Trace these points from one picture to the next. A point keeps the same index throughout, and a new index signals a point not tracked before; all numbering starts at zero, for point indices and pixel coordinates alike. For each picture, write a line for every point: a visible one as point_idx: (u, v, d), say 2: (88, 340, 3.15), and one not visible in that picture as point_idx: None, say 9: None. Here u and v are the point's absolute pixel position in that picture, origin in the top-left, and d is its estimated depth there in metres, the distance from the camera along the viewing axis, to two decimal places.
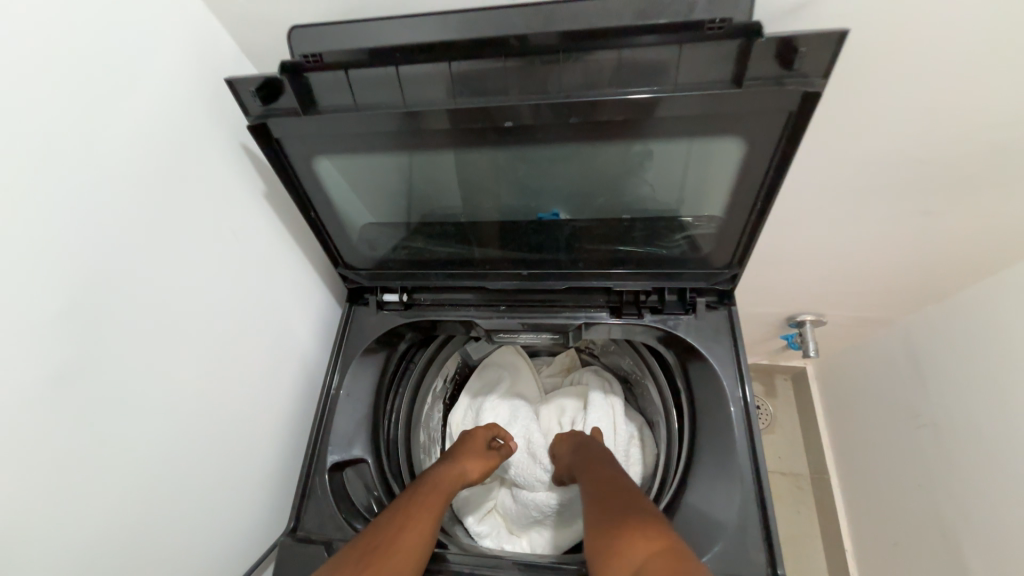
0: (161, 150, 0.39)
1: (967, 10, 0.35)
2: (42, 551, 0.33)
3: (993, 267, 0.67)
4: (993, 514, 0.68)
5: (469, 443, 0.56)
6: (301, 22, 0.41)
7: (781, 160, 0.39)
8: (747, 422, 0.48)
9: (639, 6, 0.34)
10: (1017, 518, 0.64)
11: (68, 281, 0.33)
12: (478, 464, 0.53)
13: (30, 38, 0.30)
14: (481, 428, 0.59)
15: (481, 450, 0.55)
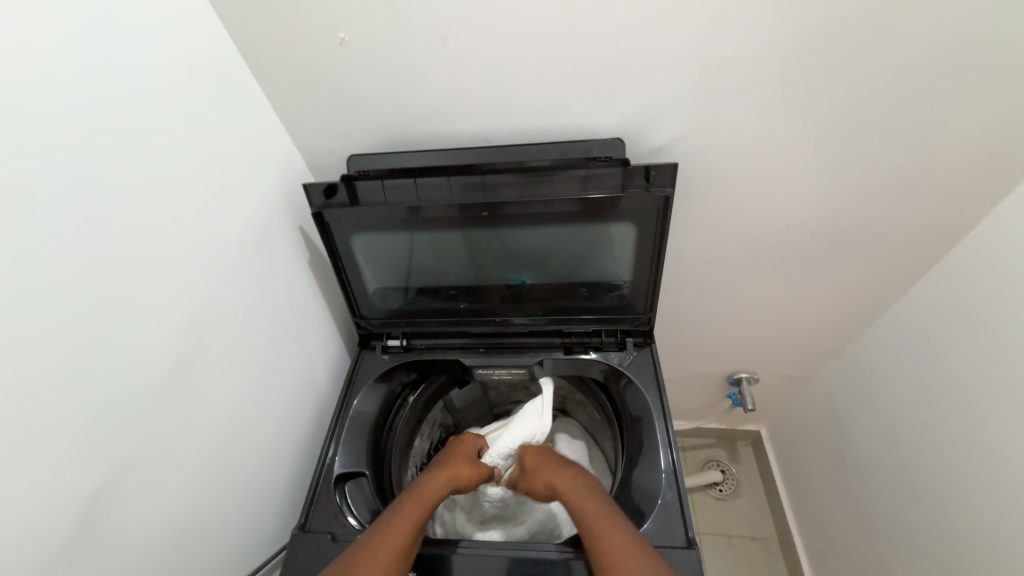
0: (260, 225, 0.57)
1: (761, 153, 0.60)
2: (134, 503, 0.43)
3: (862, 325, 0.88)
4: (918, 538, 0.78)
5: (454, 461, 0.59)
6: (357, 151, 0.63)
7: (661, 238, 0.59)
8: (667, 441, 0.61)
9: (562, 149, 0.58)
10: (935, 535, 0.75)
11: (197, 304, 0.48)
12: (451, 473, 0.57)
13: (213, 155, 0.50)
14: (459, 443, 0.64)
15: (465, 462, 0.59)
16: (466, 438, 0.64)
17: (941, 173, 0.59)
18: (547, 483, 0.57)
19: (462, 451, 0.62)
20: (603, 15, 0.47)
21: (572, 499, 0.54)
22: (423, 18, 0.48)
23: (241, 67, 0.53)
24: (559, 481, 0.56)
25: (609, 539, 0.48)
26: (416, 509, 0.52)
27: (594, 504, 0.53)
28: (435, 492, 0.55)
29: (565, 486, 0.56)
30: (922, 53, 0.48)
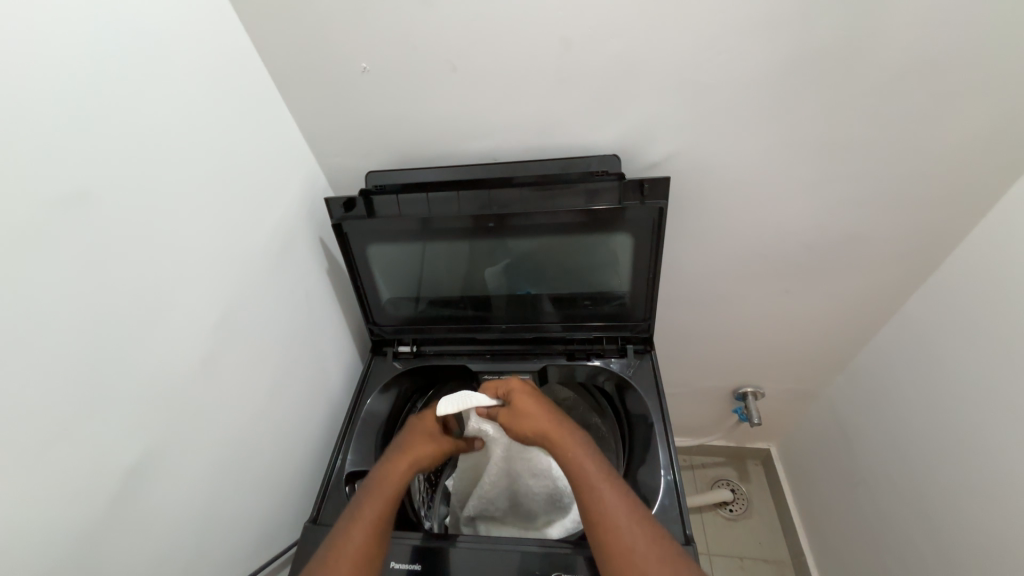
0: (282, 235, 0.62)
1: (753, 169, 0.64)
2: (164, 487, 0.46)
3: (864, 338, 0.89)
4: (935, 554, 0.76)
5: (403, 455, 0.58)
6: (374, 168, 0.68)
7: (657, 248, 0.63)
8: (669, 460, 0.61)
9: (563, 165, 0.62)
10: (953, 550, 0.73)
11: (224, 305, 0.53)
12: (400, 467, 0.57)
13: (243, 170, 0.55)
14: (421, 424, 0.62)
15: (424, 448, 0.59)
16: (427, 417, 0.62)
17: (926, 188, 0.62)
18: (530, 430, 0.56)
19: (419, 435, 0.61)
20: (598, 44, 0.52)
21: (559, 445, 0.54)
22: (437, 49, 0.54)
23: (272, 94, 0.59)
24: (544, 428, 0.56)
25: (601, 486, 0.51)
26: (375, 512, 0.52)
27: (582, 452, 0.54)
28: (398, 486, 0.55)
29: (551, 432, 0.55)
30: (895, 74, 0.52)
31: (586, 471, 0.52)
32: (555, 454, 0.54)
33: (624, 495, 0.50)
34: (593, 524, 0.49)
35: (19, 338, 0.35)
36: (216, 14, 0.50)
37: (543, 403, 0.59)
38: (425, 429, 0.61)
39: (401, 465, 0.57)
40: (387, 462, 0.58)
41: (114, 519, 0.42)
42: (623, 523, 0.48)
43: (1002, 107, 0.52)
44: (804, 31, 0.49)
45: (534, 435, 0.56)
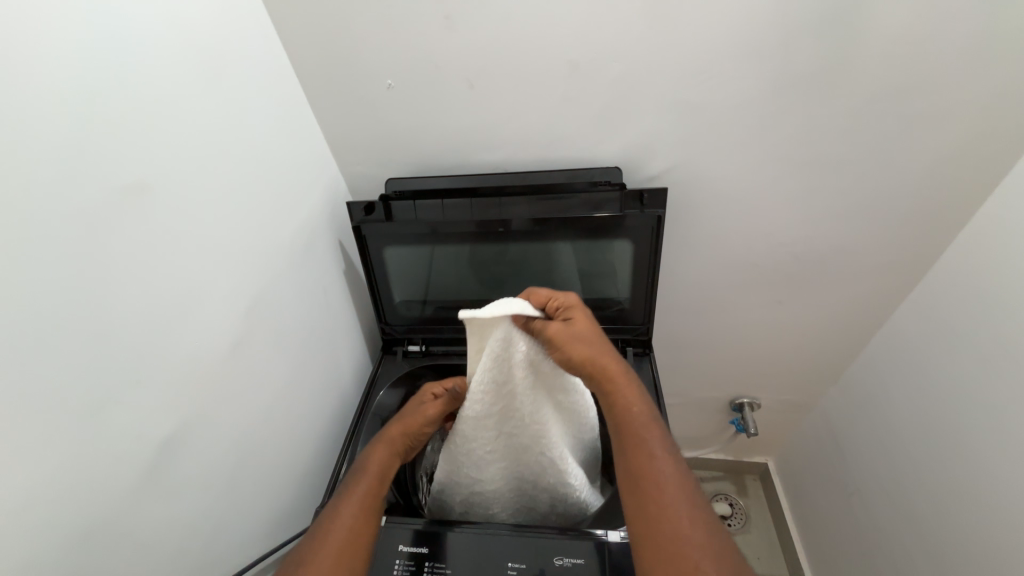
0: (305, 234, 0.67)
1: (744, 183, 0.69)
2: (192, 460, 0.49)
3: (855, 349, 0.93)
4: (929, 560, 0.78)
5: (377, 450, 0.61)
6: (392, 176, 0.73)
7: (655, 254, 0.67)
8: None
9: (568, 176, 0.67)
10: (946, 556, 0.75)
11: (252, 295, 0.57)
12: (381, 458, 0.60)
13: (274, 172, 0.60)
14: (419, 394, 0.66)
15: (412, 420, 0.63)
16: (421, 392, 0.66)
17: (906, 204, 0.67)
18: (588, 358, 0.55)
19: (407, 411, 0.65)
20: (602, 66, 0.58)
21: (615, 384, 0.54)
22: (456, 68, 0.60)
23: (303, 106, 0.65)
24: (602, 361, 0.55)
25: (652, 432, 0.52)
26: (355, 499, 0.55)
27: (637, 398, 0.54)
28: (377, 469, 0.59)
29: (608, 368, 0.55)
30: (872, 98, 0.57)
31: (639, 418, 0.53)
32: (609, 392, 0.54)
33: (669, 446, 0.52)
34: (639, 466, 0.50)
35: (89, 310, 0.38)
36: (261, 33, 0.56)
37: (600, 334, 0.58)
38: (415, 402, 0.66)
39: (378, 456, 0.60)
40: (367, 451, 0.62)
41: (150, 484, 0.45)
42: (667, 469, 0.49)
43: (970, 127, 0.58)
44: (788, 58, 0.55)
45: (590, 364, 0.55)
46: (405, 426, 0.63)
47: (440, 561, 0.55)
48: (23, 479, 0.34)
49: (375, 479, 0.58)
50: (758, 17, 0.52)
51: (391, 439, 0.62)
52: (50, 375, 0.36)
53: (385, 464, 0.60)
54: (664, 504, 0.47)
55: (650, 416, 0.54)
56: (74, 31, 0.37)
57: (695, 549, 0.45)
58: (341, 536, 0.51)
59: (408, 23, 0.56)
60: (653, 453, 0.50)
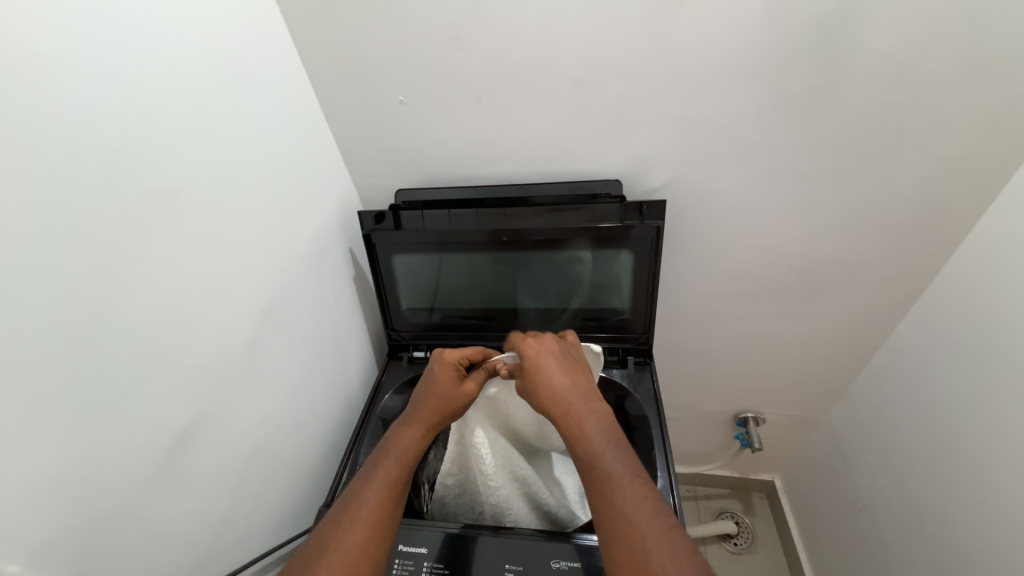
0: (319, 240, 0.70)
1: (743, 197, 0.71)
2: (205, 454, 0.51)
3: (860, 363, 0.93)
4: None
5: (406, 434, 0.61)
6: (401, 187, 0.77)
7: (655, 264, 0.69)
8: (666, 463, 0.64)
9: (571, 189, 0.70)
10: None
11: (267, 297, 0.59)
12: (411, 440, 0.60)
13: (292, 181, 0.63)
14: (441, 368, 0.64)
15: (451, 397, 0.62)
16: (443, 362, 0.65)
17: (904, 217, 0.69)
18: (543, 402, 0.59)
19: (444, 387, 0.63)
20: (604, 84, 0.61)
21: (569, 425, 0.57)
22: (466, 85, 0.63)
23: (320, 119, 0.69)
24: (555, 404, 0.58)
25: (610, 466, 0.52)
26: (380, 490, 0.54)
27: (590, 433, 0.55)
28: (408, 451, 0.59)
29: (561, 410, 0.58)
30: (865, 115, 0.59)
31: (596, 453, 0.54)
32: (565, 434, 0.57)
33: (631, 474, 0.51)
34: (598, 504, 0.51)
35: (115, 303, 0.41)
36: (283, 51, 0.60)
37: (564, 371, 0.60)
38: (447, 373, 0.64)
39: (409, 442, 0.60)
40: (399, 430, 0.62)
41: (165, 474, 0.47)
42: (627, 501, 0.49)
43: (963, 143, 0.60)
44: (783, 75, 0.57)
45: (545, 409, 0.59)
46: (442, 406, 0.62)
47: (463, 563, 0.56)
48: (51, 460, 0.37)
49: (405, 461, 0.58)
50: (752, 37, 0.55)
51: (425, 417, 0.62)
52: (79, 363, 0.38)
53: (417, 446, 0.60)
54: (623, 537, 0.47)
55: (606, 449, 0.54)
56: (116, 47, 0.40)
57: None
58: (371, 524, 0.51)
59: (420, 43, 0.60)
60: (608, 489, 0.51)
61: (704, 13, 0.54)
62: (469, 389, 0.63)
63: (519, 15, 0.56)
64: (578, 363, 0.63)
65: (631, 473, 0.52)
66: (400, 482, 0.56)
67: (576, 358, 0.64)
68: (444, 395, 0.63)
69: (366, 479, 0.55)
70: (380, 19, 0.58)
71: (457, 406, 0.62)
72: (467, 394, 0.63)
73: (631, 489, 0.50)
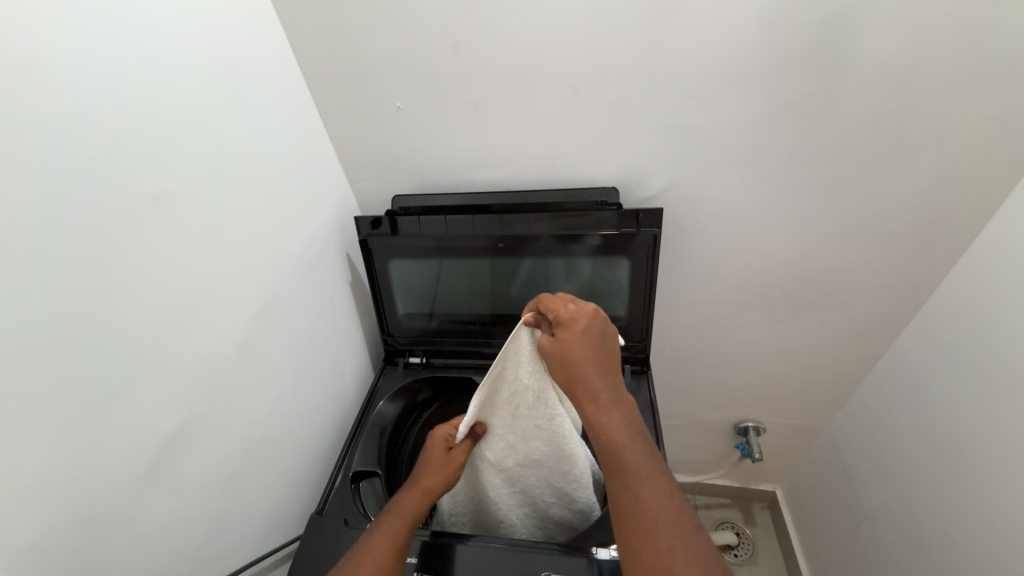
0: (315, 245, 0.70)
1: (741, 204, 0.70)
2: (195, 459, 0.51)
3: (862, 373, 0.91)
4: None
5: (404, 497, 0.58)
6: (398, 192, 0.77)
7: (652, 272, 0.68)
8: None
9: (567, 196, 0.69)
10: None
11: (262, 301, 0.59)
12: (411, 500, 0.58)
13: (289, 186, 0.64)
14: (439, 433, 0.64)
15: (446, 466, 0.61)
16: (435, 435, 0.64)
17: (905, 225, 0.68)
18: (570, 382, 0.54)
19: (437, 459, 0.62)
20: (601, 90, 0.61)
21: (595, 411, 0.54)
22: (463, 91, 0.63)
23: (317, 124, 0.69)
24: (582, 388, 0.54)
25: (635, 459, 0.51)
26: (379, 552, 0.52)
27: (618, 423, 0.53)
28: (410, 515, 0.56)
29: (590, 395, 0.54)
30: (864, 122, 0.59)
31: (622, 445, 0.52)
32: (590, 419, 0.54)
33: (655, 470, 0.51)
34: (620, 496, 0.50)
35: (105, 306, 0.41)
36: (280, 56, 0.60)
37: (594, 353, 0.55)
38: (438, 445, 0.63)
39: (409, 503, 0.57)
40: (400, 494, 0.59)
41: (154, 479, 0.46)
42: (650, 497, 0.49)
43: (963, 151, 0.59)
44: (779, 82, 0.57)
45: (572, 388, 0.55)
46: (440, 474, 0.60)
47: (443, 571, 0.56)
48: (37, 463, 0.36)
49: (408, 527, 0.55)
50: (748, 44, 0.55)
51: (426, 481, 0.59)
52: (67, 367, 0.38)
53: (419, 509, 0.57)
54: (645, 531, 0.47)
55: (633, 441, 0.52)
56: (109, 50, 0.40)
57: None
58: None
59: (416, 49, 0.60)
60: (632, 482, 0.50)
61: (699, 20, 0.54)
62: (461, 457, 0.62)
63: (515, 22, 0.56)
64: (613, 344, 0.57)
65: (654, 468, 0.51)
66: (402, 549, 0.53)
67: (611, 339, 0.57)
68: (439, 465, 0.61)
69: (364, 543, 0.53)
70: (377, 25, 0.58)
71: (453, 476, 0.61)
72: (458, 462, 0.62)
73: (656, 485, 0.50)
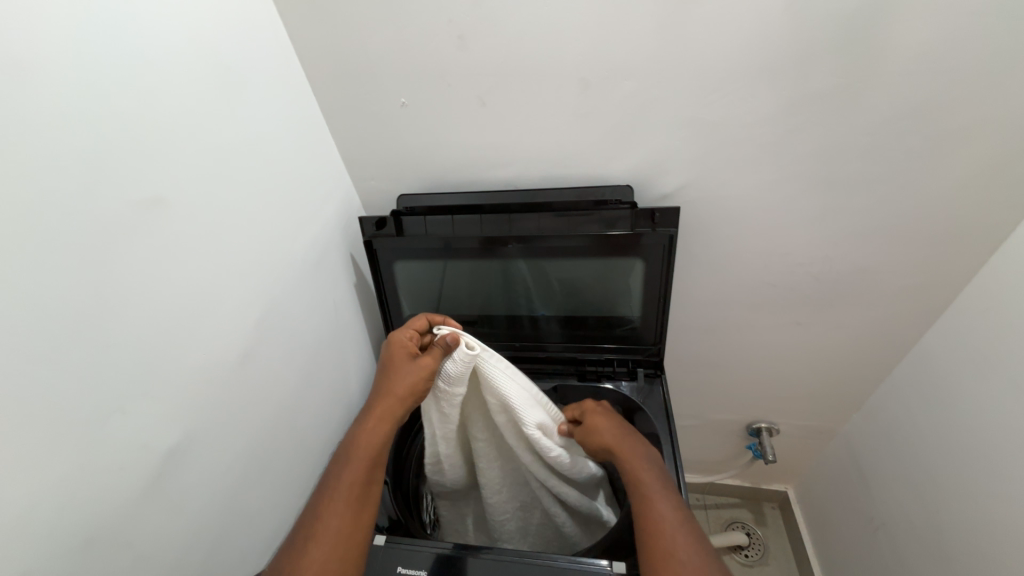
0: (319, 246, 0.68)
1: (759, 203, 0.67)
2: (194, 471, 0.49)
3: (881, 375, 0.89)
4: None
5: (361, 431, 0.58)
6: (404, 192, 0.74)
7: (666, 272, 0.66)
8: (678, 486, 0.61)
9: (577, 197, 0.67)
10: None
11: (263, 305, 0.57)
12: (367, 436, 0.58)
13: (293, 186, 0.62)
14: (400, 344, 0.62)
15: (407, 380, 0.60)
16: (396, 344, 0.62)
17: (929, 224, 0.65)
18: (591, 429, 0.62)
19: (399, 371, 0.60)
20: (614, 84, 0.58)
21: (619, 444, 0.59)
22: (471, 86, 0.60)
23: (320, 122, 0.67)
24: (608, 431, 0.61)
25: (648, 477, 0.55)
26: (343, 490, 0.53)
27: (641, 454, 0.58)
28: (365, 450, 0.56)
29: (617, 434, 0.60)
30: (891, 117, 0.56)
31: (643, 468, 0.56)
32: (615, 455, 0.59)
33: (671, 489, 0.54)
34: (642, 518, 0.51)
35: (96, 320, 0.39)
36: (280, 52, 0.58)
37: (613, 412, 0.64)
38: (400, 356, 0.62)
39: (371, 433, 0.58)
40: (356, 427, 0.59)
41: (154, 493, 0.45)
42: (666, 507, 0.52)
43: (998, 148, 0.56)
44: (804, 75, 0.54)
45: (598, 431, 0.61)
46: (399, 390, 0.59)
47: None
48: (31, 486, 0.35)
49: (366, 460, 0.56)
50: (773, 35, 0.51)
51: (381, 405, 0.59)
52: (59, 385, 0.36)
53: (374, 441, 0.57)
54: (657, 538, 0.49)
55: (654, 472, 0.56)
56: (101, 53, 0.38)
57: (683, 568, 0.46)
58: (341, 534, 0.50)
59: (421, 43, 0.57)
60: (651, 495, 0.53)
61: (722, 11, 0.51)
62: (427, 364, 0.60)
63: (524, 14, 0.53)
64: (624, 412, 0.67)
65: (670, 487, 0.54)
66: (364, 482, 0.54)
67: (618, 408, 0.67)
68: (399, 376, 0.60)
69: (328, 488, 0.54)
70: (379, 18, 0.56)
71: (416, 386, 0.59)
72: (425, 370, 0.60)
73: (672, 499, 0.53)
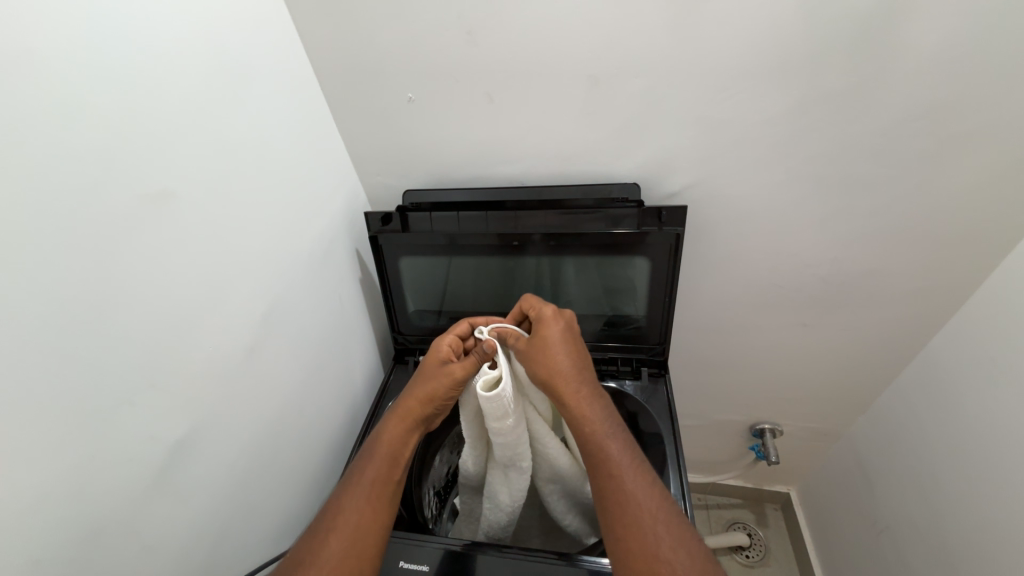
0: (325, 241, 0.68)
1: (767, 203, 0.67)
2: (199, 465, 0.49)
3: (888, 378, 0.88)
4: None
5: (388, 430, 0.58)
6: (410, 187, 0.74)
7: (673, 271, 0.65)
8: (680, 488, 0.60)
9: (584, 195, 0.67)
10: None
11: (268, 299, 0.57)
12: (395, 433, 0.58)
13: (299, 180, 0.62)
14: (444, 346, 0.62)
15: (433, 385, 0.59)
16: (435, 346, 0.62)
17: (939, 227, 0.64)
18: (543, 373, 0.57)
19: (430, 374, 0.60)
20: (623, 81, 0.57)
21: (570, 404, 0.56)
22: (478, 82, 0.60)
23: (326, 116, 0.66)
24: (559, 383, 0.56)
25: (610, 447, 0.53)
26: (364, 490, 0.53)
27: (597, 415, 0.55)
28: (389, 451, 0.57)
29: (569, 389, 0.56)
30: (905, 117, 0.55)
31: (602, 435, 0.54)
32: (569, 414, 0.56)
33: (633, 457, 0.53)
34: (607, 489, 0.51)
35: (101, 314, 0.39)
36: (286, 45, 0.57)
37: (567, 351, 0.59)
38: (433, 361, 0.61)
39: (397, 433, 0.58)
40: (384, 425, 0.59)
41: (160, 485, 0.45)
42: (633, 483, 0.50)
43: (1012, 151, 0.55)
44: (816, 74, 0.53)
45: (548, 381, 0.57)
46: (428, 392, 0.59)
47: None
48: (37, 477, 0.35)
49: (389, 461, 0.56)
50: (785, 32, 0.51)
51: (409, 406, 0.59)
52: (65, 378, 0.37)
53: (399, 442, 0.57)
54: (626, 518, 0.48)
55: (613, 433, 0.54)
56: (107, 47, 0.38)
57: (654, 548, 0.46)
58: (356, 531, 0.50)
59: (428, 38, 0.57)
60: (615, 472, 0.51)
61: (734, 7, 0.50)
62: (456, 368, 0.59)
63: (532, 9, 0.53)
64: (580, 341, 0.62)
65: (633, 458, 0.53)
66: (386, 482, 0.54)
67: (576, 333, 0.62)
68: (431, 378, 0.60)
69: (351, 485, 0.54)
70: (387, 13, 0.55)
71: (443, 390, 0.59)
72: (454, 374, 0.59)
73: (638, 472, 0.51)
